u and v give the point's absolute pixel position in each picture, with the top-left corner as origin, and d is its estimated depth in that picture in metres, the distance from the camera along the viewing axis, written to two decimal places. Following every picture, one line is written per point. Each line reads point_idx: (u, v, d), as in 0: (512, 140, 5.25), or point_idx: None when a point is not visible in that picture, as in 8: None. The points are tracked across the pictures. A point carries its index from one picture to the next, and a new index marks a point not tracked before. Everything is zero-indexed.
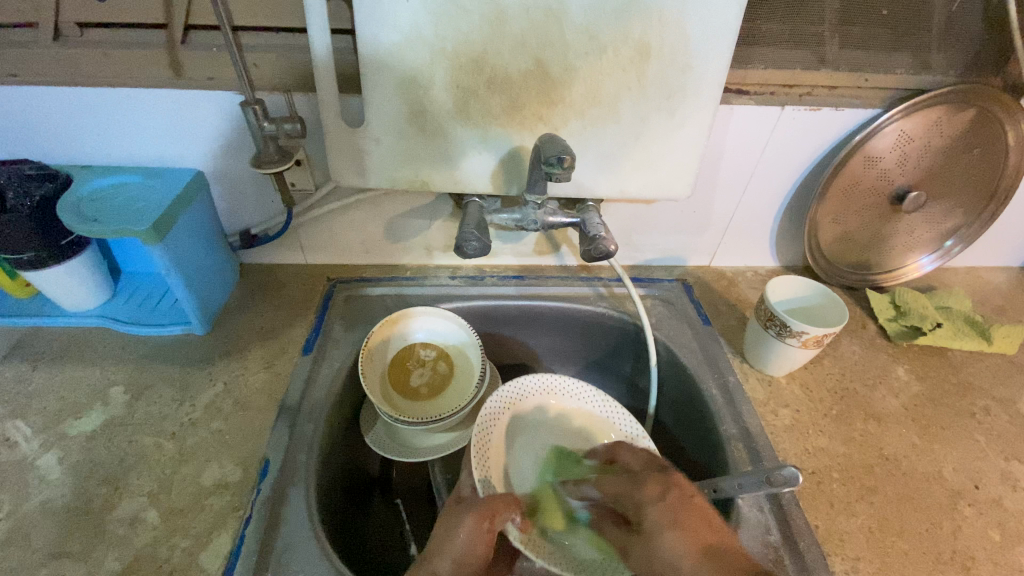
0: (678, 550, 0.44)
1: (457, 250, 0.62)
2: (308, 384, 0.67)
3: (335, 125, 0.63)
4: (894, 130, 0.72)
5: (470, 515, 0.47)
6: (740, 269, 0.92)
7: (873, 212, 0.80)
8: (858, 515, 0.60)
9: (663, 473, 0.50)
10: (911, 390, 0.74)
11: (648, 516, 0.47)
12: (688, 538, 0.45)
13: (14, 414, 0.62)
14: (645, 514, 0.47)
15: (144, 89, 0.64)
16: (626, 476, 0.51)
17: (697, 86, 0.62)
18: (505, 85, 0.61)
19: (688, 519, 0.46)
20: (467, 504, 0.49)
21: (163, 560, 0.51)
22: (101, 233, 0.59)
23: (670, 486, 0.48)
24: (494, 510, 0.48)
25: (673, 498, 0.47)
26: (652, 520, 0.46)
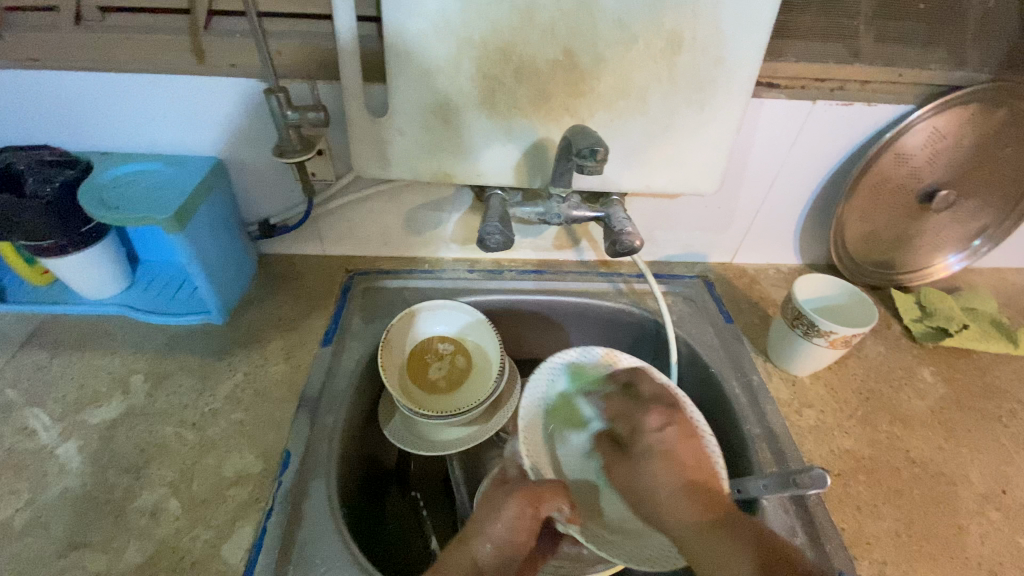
0: (662, 480, 0.50)
1: (480, 244, 0.61)
2: (328, 376, 0.66)
3: (358, 115, 0.63)
4: (927, 127, 0.70)
5: (518, 496, 0.50)
6: (762, 266, 0.90)
7: (901, 211, 0.79)
8: (885, 519, 0.59)
9: (668, 406, 0.55)
10: (937, 392, 0.73)
11: (648, 439, 0.53)
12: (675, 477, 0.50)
13: (34, 402, 0.62)
14: (643, 439, 0.53)
15: (166, 75, 0.63)
16: (632, 402, 0.57)
17: (729, 79, 0.61)
18: (532, 76, 0.60)
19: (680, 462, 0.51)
20: (512, 488, 0.52)
21: (185, 551, 0.50)
22: (122, 221, 0.58)
23: (673, 421, 0.53)
24: (540, 494, 0.51)
25: (672, 432, 0.53)
26: (649, 444, 0.52)
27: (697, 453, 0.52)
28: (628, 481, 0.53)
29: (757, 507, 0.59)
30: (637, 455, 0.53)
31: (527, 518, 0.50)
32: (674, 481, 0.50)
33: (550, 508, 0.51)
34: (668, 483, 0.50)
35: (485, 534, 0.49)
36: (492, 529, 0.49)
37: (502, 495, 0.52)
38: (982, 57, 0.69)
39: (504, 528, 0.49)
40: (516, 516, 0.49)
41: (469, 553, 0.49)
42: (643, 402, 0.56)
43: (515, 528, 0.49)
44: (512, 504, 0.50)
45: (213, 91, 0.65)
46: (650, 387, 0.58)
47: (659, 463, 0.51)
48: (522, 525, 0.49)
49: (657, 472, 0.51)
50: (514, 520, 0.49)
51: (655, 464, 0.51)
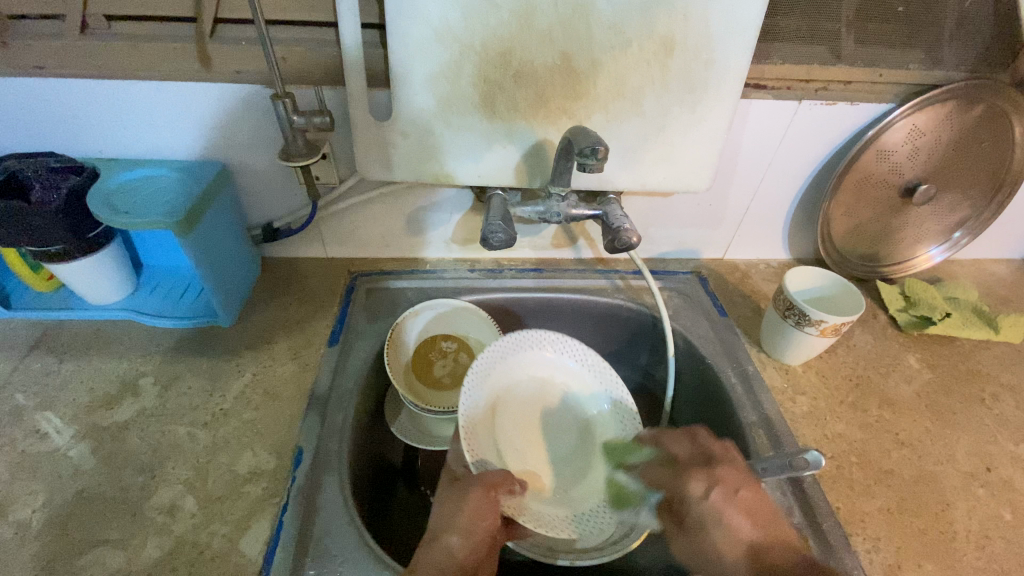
0: (724, 549, 0.49)
1: (483, 243, 0.63)
2: (337, 374, 0.68)
3: (361, 119, 0.64)
4: (906, 124, 0.74)
5: (475, 487, 0.54)
6: (753, 261, 0.93)
7: (884, 205, 0.82)
8: (876, 497, 0.62)
9: (727, 467, 0.53)
10: (923, 377, 0.76)
11: (697, 510, 0.52)
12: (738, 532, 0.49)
13: (43, 406, 0.63)
14: (692, 510, 0.52)
15: (174, 82, 0.64)
16: (671, 471, 0.56)
17: (719, 81, 0.63)
18: (532, 79, 0.62)
19: (745, 511, 0.50)
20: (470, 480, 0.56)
21: (203, 546, 0.51)
22: (132, 226, 0.59)
23: (716, 481, 0.52)
24: (494, 481, 0.55)
25: (742, 497, 0.51)
26: (699, 517, 0.51)
27: (757, 510, 0.50)
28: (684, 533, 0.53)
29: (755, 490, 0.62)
30: (688, 524, 0.52)
31: (490, 501, 0.54)
32: (735, 540, 0.49)
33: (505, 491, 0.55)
34: (732, 536, 0.49)
35: (451, 525, 0.52)
36: (455, 516, 0.52)
37: (461, 489, 0.55)
38: (956, 57, 0.72)
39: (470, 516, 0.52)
40: (479, 502, 0.53)
41: (444, 547, 0.50)
42: (678, 470, 0.55)
43: (479, 514, 0.52)
44: (476, 490, 0.54)
45: (218, 97, 0.66)
46: (679, 449, 0.57)
47: (728, 527, 0.50)
48: (484, 513, 0.53)
49: (725, 533, 0.50)
50: (474, 509, 0.53)
51: (717, 528, 0.50)
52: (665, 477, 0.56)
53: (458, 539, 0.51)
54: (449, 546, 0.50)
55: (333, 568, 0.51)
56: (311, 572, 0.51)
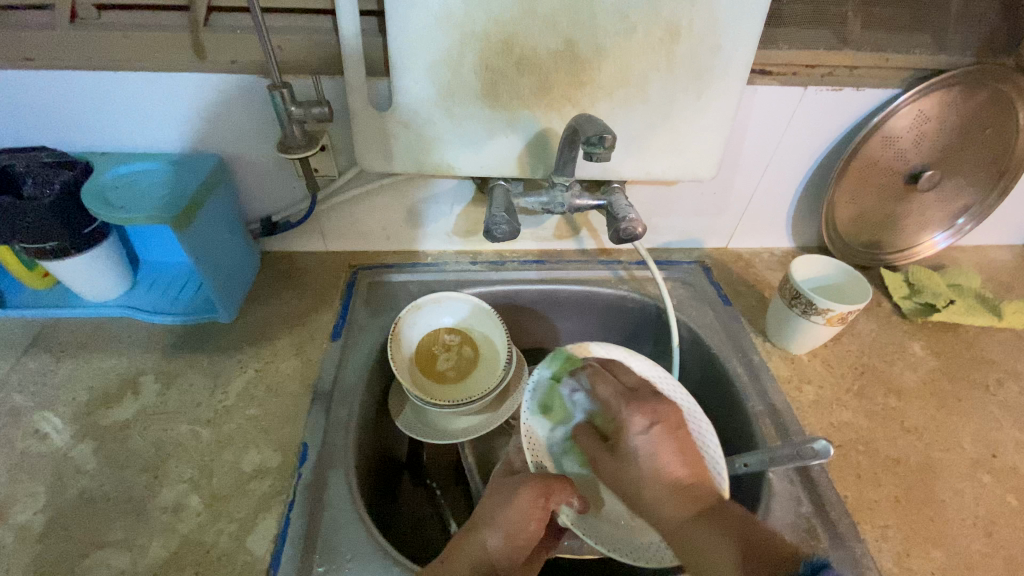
0: (654, 475, 0.51)
1: (486, 235, 0.63)
2: (340, 369, 0.67)
3: (361, 109, 0.63)
4: (912, 110, 0.73)
5: (528, 488, 0.52)
6: (757, 251, 0.93)
7: (888, 192, 0.81)
8: (884, 485, 0.62)
9: (654, 403, 0.55)
10: (928, 364, 0.76)
11: (636, 440, 0.53)
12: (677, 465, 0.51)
13: (42, 406, 0.61)
14: (630, 440, 0.53)
15: (168, 73, 0.63)
16: (610, 407, 0.56)
17: (725, 66, 0.62)
18: (535, 66, 0.61)
19: (678, 451, 0.52)
20: (520, 480, 0.54)
21: (209, 545, 0.51)
22: (128, 220, 0.58)
23: (659, 419, 0.53)
24: (549, 486, 0.53)
25: (679, 435, 0.53)
26: (637, 446, 0.52)
27: (689, 451, 0.53)
28: (619, 477, 0.53)
29: (763, 480, 0.62)
30: (622, 450, 0.53)
31: (538, 507, 0.52)
32: (666, 475, 0.51)
33: (558, 499, 0.53)
34: (660, 467, 0.51)
35: (494, 525, 0.51)
36: (497, 517, 0.52)
37: (511, 487, 0.53)
38: (963, 41, 0.71)
39: (513, 518, 0.51)
40: (528, 505, 0.52)
41: (479, 543, 0.51)
42: (632, 396, 0.56)
43: (528, 517, 0.51)
44: (526, 495, 0.52)
45: (214, 88, 0.64)
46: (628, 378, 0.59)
47: (669, 459, 0.51)
48: (531, 515, 0.51)
49: (654, 463, 0.51)
50: (524, 513, 0.51)
51: (643, 456, 0.52)
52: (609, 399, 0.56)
53: (497, 539, 0.51)
54: (484, 543, 0.51)
55: (342, 565, 0.51)
56: (320, 569, 0.50)
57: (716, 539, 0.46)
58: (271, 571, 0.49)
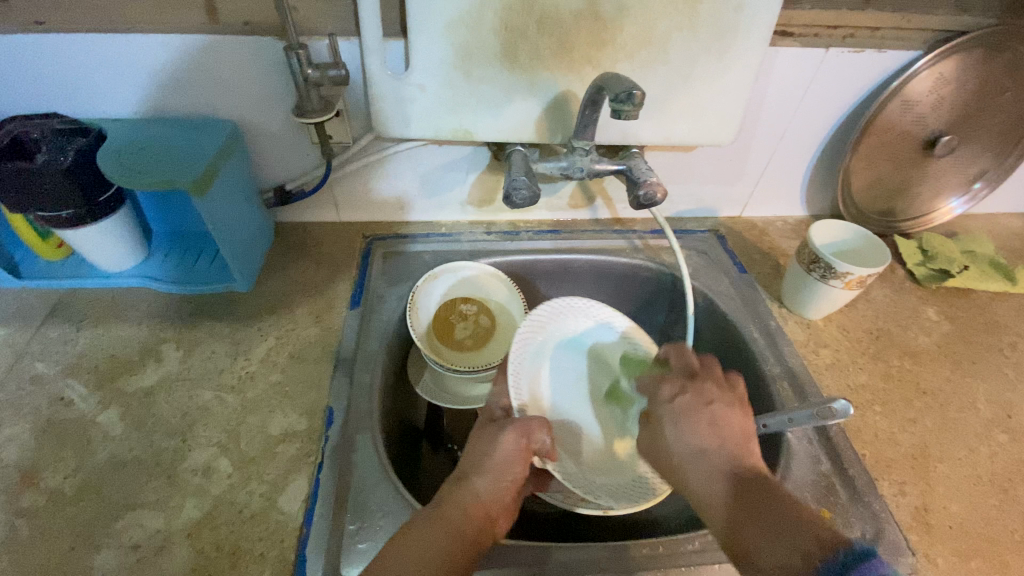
0: (685, 440, 0.52)
1: (506, 200, 0.62)
2: (361, 336, 0.67)
3: (378, 72, 0.62)
4: (932, 73, 0.72)
5: (511, 432, 0.55)
6: (771, 219, 0.93)
7: (904, 159, 0.81)
8: (901, 444, 0.63)
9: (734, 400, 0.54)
10: (942, 329, 0.77)
11: (662, 410, 0.55)
12: (699, 431, 0.52)
13: (65, 373, 0.62)
14: (660, 411, 0.55)
15: (179, 34, 0.61)
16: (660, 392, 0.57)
17: (748, 27, 0.61)
18: (556, 26, 0.60)
19: (699, 417, 0.53)
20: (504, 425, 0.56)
21: (241, 505, 0.51)
22: (146, 186, 0.58)
23: (690, 390, 0.55)
24: (529, 428, 0.55)
25: (715, 410, 0.53)
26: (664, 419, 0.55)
27: (723, 425, 0.52)
28: (653, 446, 0.56)
29: (782, 441, 0.63)
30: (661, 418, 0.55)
31: (520, 447, 0.55)
32: (692, 442, 0.52)
33: (540, 441, 0.56)
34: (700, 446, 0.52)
35: (482, 472, 0.53)
36: (486, 458, 0.54)
37: (495, 432, 0.56)
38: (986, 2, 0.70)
39: (501, 460, 0.54)
40: (510, 449, 0.54)
41: (469, 490, 0.52)
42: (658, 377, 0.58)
43: (512, 459, 0.54)
44: (511, 439, 0.55)
45: (228, 51, 0.63)
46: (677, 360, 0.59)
47: (692, 428, 0.52)
48: (515, 460, 0.54)
49: (679, 433, 0.53)
50: (509, 456, 0.54)
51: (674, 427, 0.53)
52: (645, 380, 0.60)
53: (488, 478, 0.53)
54: (475, 489, 0.52)
55: (373, 522, 0.51)
56: (352, 527, 0.51)
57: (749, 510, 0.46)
58: (304, 528, 0.50)
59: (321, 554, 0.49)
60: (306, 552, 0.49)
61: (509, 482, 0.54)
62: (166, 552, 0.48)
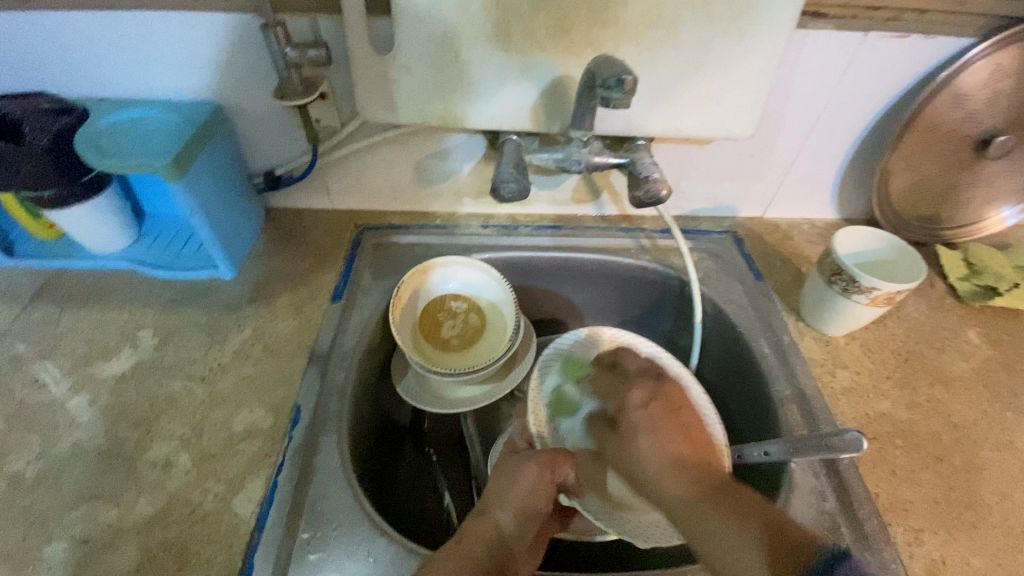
0: (653, 451, 0.52)
1: (493, 194, 0.57)
2: (339, 332, 0.64)
3: (360, 52, 0.58)
4: (989, 63, 0.63)
5: (533, 465, 0.52)
6: (796, 222, 0.85)
7: (952, 159, 0.72)
8: (922, 484, 0.56)
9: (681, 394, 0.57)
10: (983, 354, 0.68)
11: (634, 416, 0.55)
12: (660, 440, 0.52)
13: (43, 355, 0.61)
14: (628, 416, 0.55)
15: (158, 12, 0.59)
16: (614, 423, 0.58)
17: (771, 6, 0.54)
18: (552, 3, 0.54)
19: (663, 427, 0.53)
20: (527, 455, 0.54)
21: (195, 504, 0.50)
22: (120, 168, 0.56)
23: (657, 397, 0.56)
24: (554, 460, 0.53)
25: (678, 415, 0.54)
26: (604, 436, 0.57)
27: (688, 429, 0.54)
28: (620, 453, 0.55)
29: (784, 471, 0.57)
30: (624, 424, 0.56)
31: (545, 482, 0.52)
32: (659, 450, 0.52)
33: (564, 474, 0.53)
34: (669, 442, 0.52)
35: (505, 503, 0.52)
36: (507, 492, 0.52)
37: (517, 464, 0.54)
38: None
39: (523, 493, 0.52)
40: (535, 482, 0.52)
41: (490, 524, 0.51)
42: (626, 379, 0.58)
43: (535, 493, 0.52)
44: (533, 472, 0.52)
45: (209, 29, 0.60)
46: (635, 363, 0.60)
47: (653, 435, 0.53)
48: (541, 495, 0.52)
49: (651, 442, 0.52)
50: (535, 488, 0.51)
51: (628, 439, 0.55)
52: (611, 382, 0.59)
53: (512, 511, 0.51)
54: (498, 523, 0.51)
55: (327, 534, 0.49)
56: (305, 536, 0.49)
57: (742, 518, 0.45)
58: (255, 534, 0.48)
59: (269, 563, 0.47)
60: (253, 560, 0.47)
61: (533, 519, 0.52)
62: (114, 549, 0.47)
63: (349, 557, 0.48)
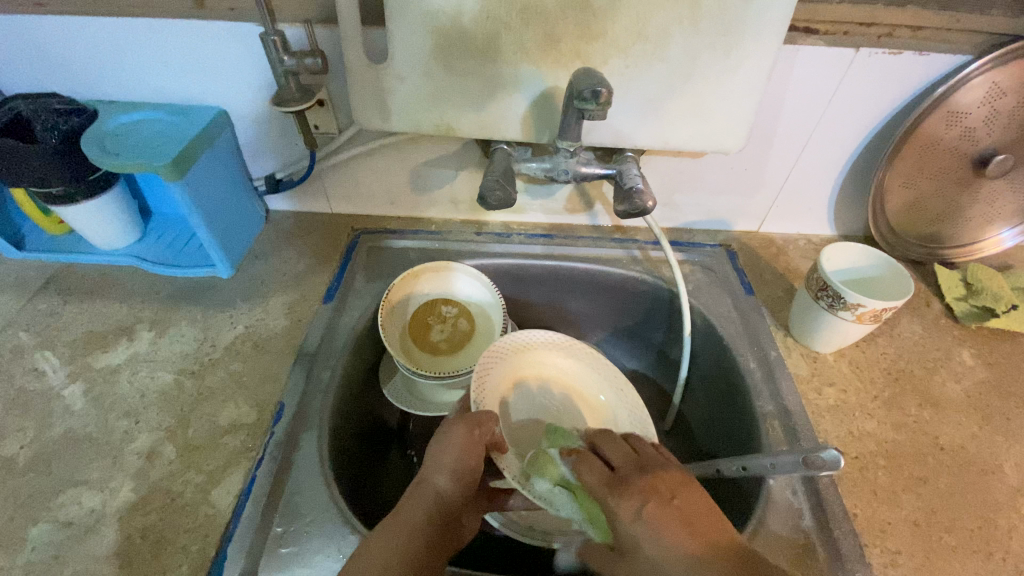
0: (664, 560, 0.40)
1: (480, 201, 0.58)
2: (327, 332, 0.66)
3: (356, 61, 0.59)
4: (985, 81, 0.62)
5: (460, 424, 0.49)
6: (792, 237, 0.84)
7: (949, 178, 0.71)
8: (903, 506, 0.55)
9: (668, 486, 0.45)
10: (977, 376, 0.67)
11: (630, 527, 0.42)
12: (672, 542, 0.40)
13: (44, 344, 0.64)
14: (623, 527, 0.42)
15: (165, 19, 0.61)
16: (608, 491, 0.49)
17: (758, 22, 0.55)
18: (540, 16, 0.55)
19: (663, 519, 0.41)
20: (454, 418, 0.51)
21: (175, 494, 0.51)
22: (122, 167, 0.58)
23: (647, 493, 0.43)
24: (479, 419, 0.50)
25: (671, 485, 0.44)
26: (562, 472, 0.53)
27: (695, 516, 0.41)
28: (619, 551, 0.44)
29: (762, 487, 0.56)
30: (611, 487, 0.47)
31: (475, 443, 0.49)
32: (670, 552, 0.40)
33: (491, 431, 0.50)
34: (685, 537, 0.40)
35: (439, 466, 0.48)
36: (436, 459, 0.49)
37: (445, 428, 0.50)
38: None
39: (456, 457, 0.48)
40: (464, 445, 0.48)
41: (429, 488, 0.48)
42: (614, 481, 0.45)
43: (466, 454, 0.48)
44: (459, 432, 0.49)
45: (213, 37, 0.63)
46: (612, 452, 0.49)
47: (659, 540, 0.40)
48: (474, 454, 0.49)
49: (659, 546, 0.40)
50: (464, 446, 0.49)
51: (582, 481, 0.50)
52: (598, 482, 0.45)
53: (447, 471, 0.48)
54: (437, 488, 0.48)
55: (300, 528, 0.50)
56: (278, 530, 0.50)
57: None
58: (230, 525, 0.49)
59: (240, 555, 0.48)
60: (226, 551, 0.48)
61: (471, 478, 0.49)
62: (96, 534, 0.49)
63: (320, 552, 0.49)
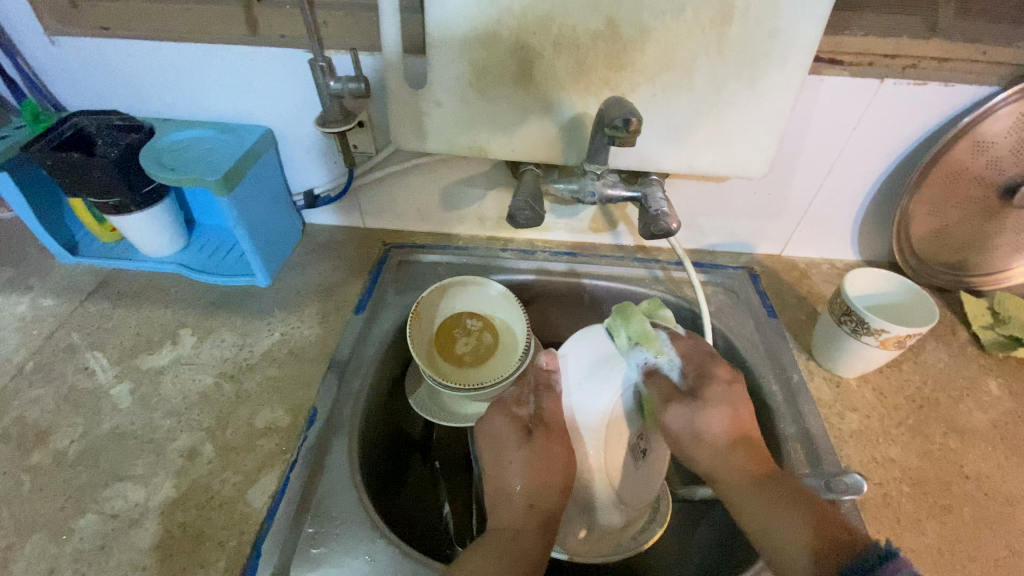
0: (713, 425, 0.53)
1: (509, 219, 0.60)
2: (359, 342, 0.68)
3: (397, 87, 0.63)
4: (1012, 112, 0.63)
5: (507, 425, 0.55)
6: (815, 261, 0.85)
7: (975, 207, 0.71)
8: (927, 534, 0.55)
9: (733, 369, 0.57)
10: (1004, 406, 0.66)
11: (713, 389, 0.55)
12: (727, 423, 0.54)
13: (94, 345, 0.68)
14: (709, 386, 0.55)
15: (220, 44, 0.66)
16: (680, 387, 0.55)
17: (784, 53, 0.57)
18: (572, 47, 0.58)
19: (729, 399, 0.55)
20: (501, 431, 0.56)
21: (214, 491, 0.54)
22: (177, 182, 0.62)
23: (735, 378, 0.56)
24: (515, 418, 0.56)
25: (737, 390, 0.55)
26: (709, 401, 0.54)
27: (738, 415, 0.54)
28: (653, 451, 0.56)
29: None
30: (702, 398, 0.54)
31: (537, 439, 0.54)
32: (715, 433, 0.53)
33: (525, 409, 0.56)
34: (714, 427, 0.53)
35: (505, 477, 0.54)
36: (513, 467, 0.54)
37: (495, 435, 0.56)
38: None
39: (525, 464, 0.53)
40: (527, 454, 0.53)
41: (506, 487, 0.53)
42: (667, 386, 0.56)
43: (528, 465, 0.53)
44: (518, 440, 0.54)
45: (263, 61, 0.67)
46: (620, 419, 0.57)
47: (719, 404, 0.54)
48: (556, 460, 0.53)
49: (710, 414, 0.53)
50: (546, 456, 0.53)
51: (716, 411, 0.54)
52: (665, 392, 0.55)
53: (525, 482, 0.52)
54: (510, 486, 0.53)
55: (330, 529, 0.52)
56: (310, 530, 0.52)
57: (732, 491, 0.52)
58: (265, 524, 0.52)
59: (275, 554, 0.50)
60: (261, 548, 0.50)
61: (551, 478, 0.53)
62: (138, 527, 0.52)
63: (349, 554, 0.50)
